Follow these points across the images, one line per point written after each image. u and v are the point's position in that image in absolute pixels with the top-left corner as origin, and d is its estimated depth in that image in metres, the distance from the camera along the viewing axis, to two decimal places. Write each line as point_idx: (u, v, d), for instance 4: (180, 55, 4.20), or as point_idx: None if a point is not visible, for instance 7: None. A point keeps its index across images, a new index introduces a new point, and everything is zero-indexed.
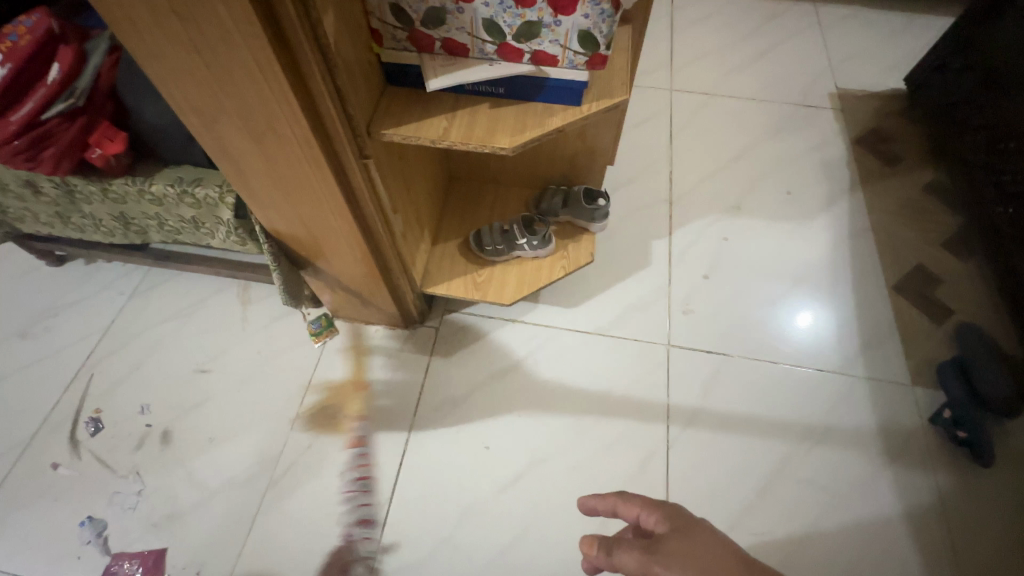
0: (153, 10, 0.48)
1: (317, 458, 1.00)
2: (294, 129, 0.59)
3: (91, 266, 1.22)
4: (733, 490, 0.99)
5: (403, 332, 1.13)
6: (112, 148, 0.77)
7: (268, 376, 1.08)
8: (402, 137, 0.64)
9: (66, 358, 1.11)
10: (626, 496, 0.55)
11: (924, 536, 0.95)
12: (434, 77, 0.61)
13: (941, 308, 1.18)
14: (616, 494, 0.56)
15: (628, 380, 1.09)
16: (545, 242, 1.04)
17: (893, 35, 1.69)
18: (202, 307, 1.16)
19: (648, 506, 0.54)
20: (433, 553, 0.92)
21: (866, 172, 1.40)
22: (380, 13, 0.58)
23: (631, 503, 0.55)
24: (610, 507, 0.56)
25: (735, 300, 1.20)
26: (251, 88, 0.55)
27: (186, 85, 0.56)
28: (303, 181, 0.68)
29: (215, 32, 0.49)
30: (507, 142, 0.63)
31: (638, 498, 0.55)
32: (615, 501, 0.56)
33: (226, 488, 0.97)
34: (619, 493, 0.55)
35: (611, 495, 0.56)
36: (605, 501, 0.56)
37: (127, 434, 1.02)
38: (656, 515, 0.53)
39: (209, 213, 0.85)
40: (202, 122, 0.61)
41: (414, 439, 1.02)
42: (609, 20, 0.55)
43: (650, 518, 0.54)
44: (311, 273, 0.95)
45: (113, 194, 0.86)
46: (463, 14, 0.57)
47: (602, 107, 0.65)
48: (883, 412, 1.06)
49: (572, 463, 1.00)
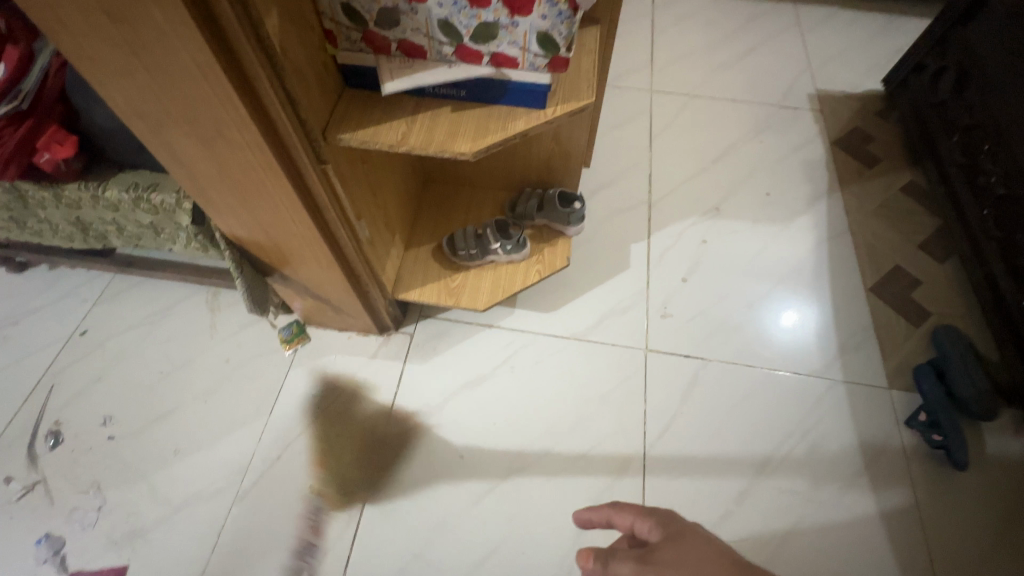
0: (83, 10, 0.45)
1: (286, 470, 0.97)
2: (242, 132, 0.57)
3: (55, 273, 1.19)
4: (710, 497, 0.98)
5: (377, 339, 1.11)
6: (62, 153, 0.75)
7: (236, 385, 1.05)
8: (359, 141, 0.62)
9: (25, 368, 1.07)
10: (619, 506, 0.53)
11: (900, 541, 0.94)
12: (391, 81, 0.59)
13: (918, 310, 1.18)
14: (609, 504, 0.54)
15: (556, 393, 1.06)
16: (520, 246, 1.02)
17: (872, 36, 1.69)
18: (169, 314, 1.13)
19: (642, 514, 0.52)
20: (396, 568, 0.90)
21: (845, 173, 1.39)
22: (332, 13, 0.56)
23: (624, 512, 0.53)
24: (604, 517, 0.54)
25: (713, 303, 1.19)
26: (194, 91, 0.52)
27: (127, 88, 0.54)
28: (259, 186, 0.66)
29: (151, 34, 0.46)
30: (468, 147, 0.61)
31: (631, 508, 0.53)
32: (609, 511, 0.53)
33: (190, 502, 0.94)
34: (614, 504, 0.53)
35: (605, 506, 0.54)
36: (600, 512, 0.54)
37: (90, 447, 0.99)
38: (649, 523, 0.52)
39: (167, 219, 0.82)
40: (148, 126, 0.58)
41: (386, 450, 1.00)
42: (567, 21, 0.53)
43: (644, 526, 0.52)
44: (278, 280, 0.93)
45: (66, 200, 0.82)
46: (417, 15, 0.54)
47: (567, 111, 0.64)
48: (860, 415, 1.05)
49: (547, 473, 0.99)
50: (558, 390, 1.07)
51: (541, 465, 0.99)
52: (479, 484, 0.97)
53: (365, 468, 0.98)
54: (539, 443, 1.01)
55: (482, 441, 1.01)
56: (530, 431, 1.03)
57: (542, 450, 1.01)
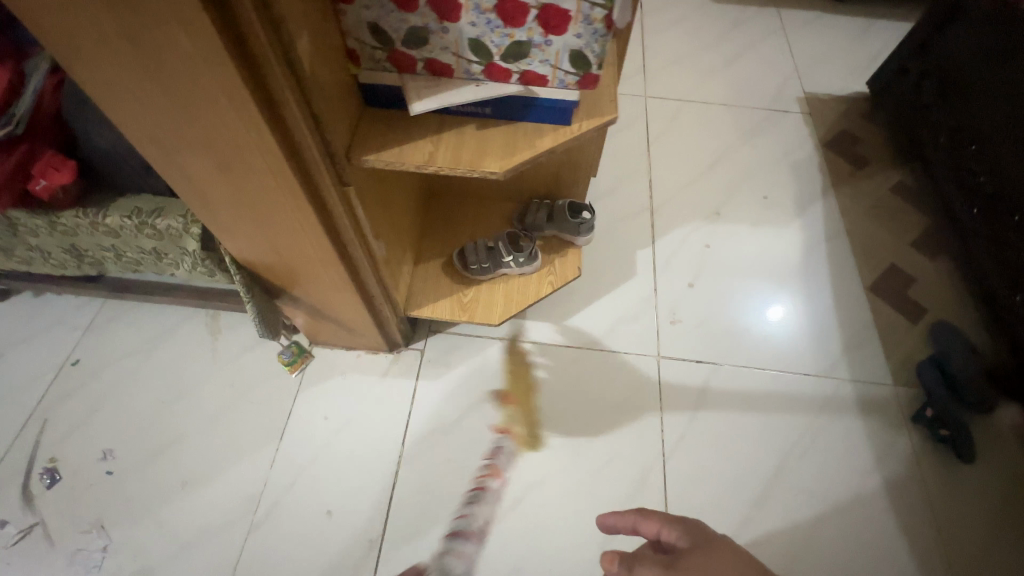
0: (102, 36, 0.43)
1: (301, 497, 0.94)
2: (265, 156, 0.55)
3: (40, 299, 1.13)
4: (730, 502, 0.99)
5: (387, 356, 1.08)
6: (58, 179, 0.70)
7: (243, 410, 1.02)
8: (385, 162, 0.60)
9: (14, 403, 1.01)
10: (645, 512, 0.53)
11: (915, 536, 0.97)
12: (418, 100, 0.57)
13: (916, 306, 1.21)
14: (636, 511, 0.54)
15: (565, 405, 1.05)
16: (531, 258, 1.02)
17: (854, 39, 1.74)
18: (167, 339, 1.09)
19: (668, 522, 0.52)
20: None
21: (838, 174, 1.43)
22: (357, 32, 0.54)
23: (652, 519, 0.53)
24: (630, 523, 0.54)
25: (720, 306, 1.20)
26: (216, 116, 0.50)
27: (143, 113, 0.50)
28: (277, 209, 0.63)
29: (175, 59, 0.44)
30: (497, 166, 0.60)
31: (658, 515, 0.53)
32: (636, 518, 0.53)
33: (201, 537, 0.91)
34: (639, 510, 0.53)
35: (631, 512, 0.54)
36: (626, 518, 0.54)
37: (90, 483, 0.94)
38: (677, 531, 0.52)
39: (172, 245, 0.78)
40: (161, 151, 0.55)
41: (404, 471, 0.97)
42: (601, 40, 0.52)
43: (671, 533, 0.52)
44: (286, 302, 0.89)
45: (61, 227, 0.78)
46: (448, 34, 0.53)
47: (593, 126, 0.63)
48: (869, 413, 1.07)
49: (568, 486, 0.98)
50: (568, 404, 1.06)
51: (562, 479, 0.99)
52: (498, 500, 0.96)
53: (386, 492, 0.96)
54: (559, 456, 1.01)
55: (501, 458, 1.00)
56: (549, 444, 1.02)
57: (562, 463, 1.00)
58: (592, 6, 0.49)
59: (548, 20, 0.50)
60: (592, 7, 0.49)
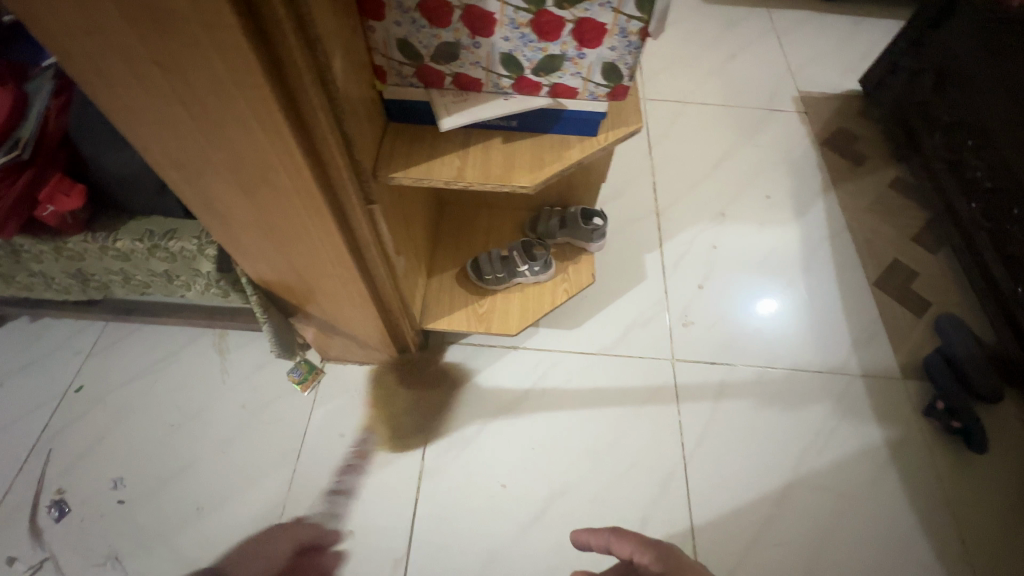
0: (130, 62, 0.40)
1: (321, 518, 0.93)
2: (293, 178, 0.53)
3: (38, 324, 1.09)
4: (752, 503, 0.99)
5: (402, 370, 1.07)
6: (68, 204, 0.67)
7: (257, 432, 0.99)
8: (413, 179, 0.59)
9: (17, 433, 0.98)
10: (618, 534, 0.61)
11: (934, 528, 0.98)
12: (447, 116, 0.56)
13: (920, 300, 1.23)
14: (608, 531, 0.62)
15: (404, 407, 1.03)
16: (546, 266, 1.01)
17: (845, 38, 1.77)
18: (174, 361, 1.06)
19: (642, 546, 0.59)
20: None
21: (837, 172, 1.45)
22: (385, 49, 0.53)
23: (623, 540, 0.61)
24: (603, 542, 0.62)
25: (730, 307, 1.21)
26: (245, 140, 0.48)
27: (167, 139, 0.48)
28: (301, 229, 0.61)
29: (206, 85, 0.42)
30: (528, 179, 0.60)
31: (631, 537, 0.60)
32: (608, 538, 0.62)
33: (221, 565, 0.88)
34: (613, 531, 0.62)
35: (605, 533, 0.62)
36: (599, 537, 0.63)
37: (100, 514, 0.91)
38: (649, 555, 0.58)
39: (185, 266, 0.76)
40: (183, 176, 0.53)
41: (425, 486, 0.96)
42: (635, 52, 0.52)
43: (643, 557, 0.58)
44: (301, 320, 0.87)
45: (68, 252, 0.76)
46: (480, 49, 0.52)
47: (619, 136, 0.63)
48: (882, 407, 1.09)
49: (592, 495, 0.97)
50: (404, 403, 1.03)
51: (584, 486, 0.98)
52: (523, 512, 0.95)
53: (408, 509, 0.94)
54: (580, 463, 1.00)
55: (522, 468, 0.99)
56: (569, 452, 1.01)
57: (584, 471, 1.00)
58: (629, 19, 0.48)
59: (583, 33, 0.50)
60: (629, 20, 0.48)
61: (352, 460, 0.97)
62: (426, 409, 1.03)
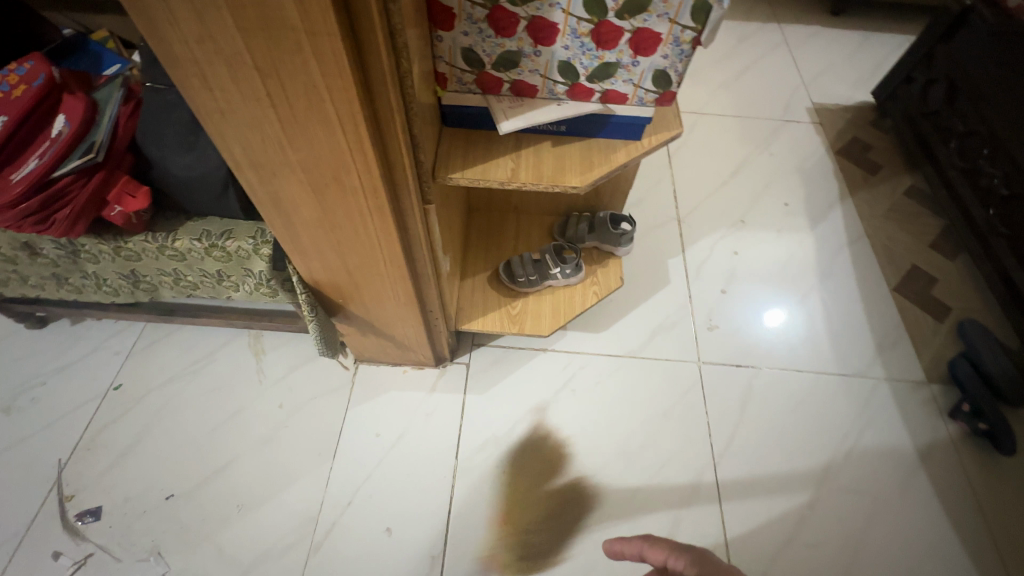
0: (232, 66, 0.44)
1: (359, 517, 0.94)
2: (363, 177, 0.56)
3: (79, 326, 1.12)
4: (783, 504, 1.00)
5: (434, 371, 1.09)
6: (134, 205, 0.71)
7: (273, 432, 1.01)
8: (470, 180, 0.62)
9: (60, 431, 1.00)
10: (651, 539, 0.55)
11: (965, 529, 0.99)
12: (505, 119, 0.60)
13: (941, 306, 1.25)
14: (642, 537, 0.56)
15: (314, 424, 1.02)
16: (577, 270, 1.04)
17: (855, 52, 1.81)
18: (211, 361, 1.08)
19: (675, 550, 0.54)
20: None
21: (853, 180, 1.48)
22: (450, 58, 0.57)
23: (658, 546, 0.55)
24: (636, 550, 0.56)
25: (752, 311, 1.23)
26: (325, 140, 0.51)
27: (251, 141, 0.52)
28: (360, 229, 0.65)
29: (299, 88, 0.46)
30: (578, 180, 0.63)
31: (664, 542, 0.55)
32: (642, 545, 0.55)
33: (263, 561, 0.90)
34: (645, 537, 0.55)
35: (637, 539, 0.55)
36: (632, 545, 0.56)
37: (143, 510, 0.93)
38: (684, 560, 0.54)
39: (238, 266, 0.80)
40: (259, 176, 0.57)
41: (460, 485, 0.98)
42: (685, 60, 0.55)
43: (679, 562, 0.54)
44: (343, 320, 0.90)
45: (127, 252, 0.79)
46: (540, 57, 0.56)
47: (662, 140, 0.66)
48: (907, 410, 1.10)
49: (624, 496, 0.99)
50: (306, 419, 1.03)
51: (617, 487, 0.99)
52: (557, 510, 0.96)
53: (443, 507, 0.96)
54: (612, 464, 1.02)
55: (554, 468, 1.00)
56: (599, 451, 1.03)
57: (616, 472, 1.01)
58: (683, 29, 0.52)
59: (639, 42, 0.53)
60: (683, 30, 0.52)
61: (272, 474, 0.97)
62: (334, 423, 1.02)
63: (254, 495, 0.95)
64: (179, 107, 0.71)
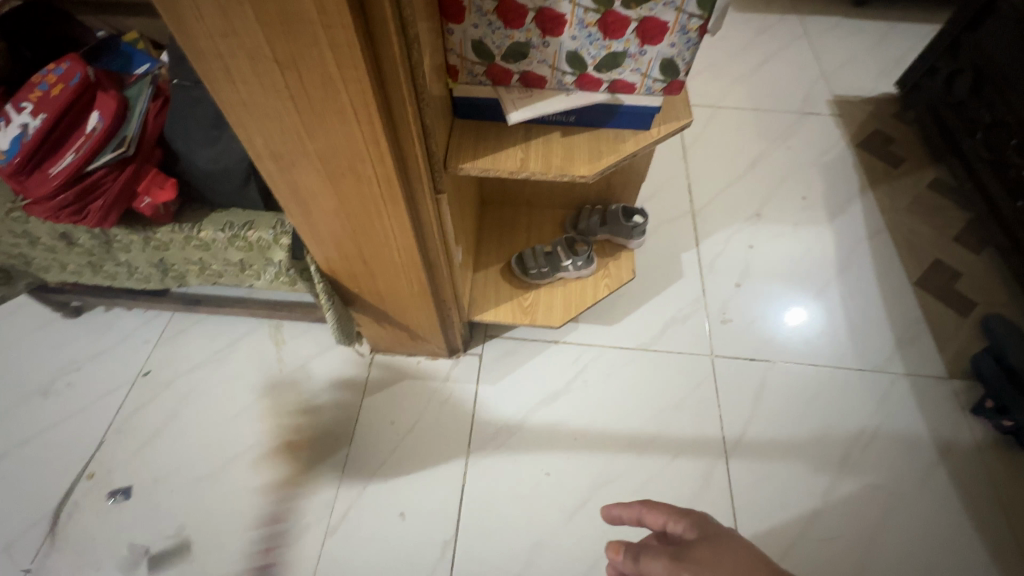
0: (253, 59, 0.46)
1: (374, 501, 0.97)
2: (377, 167, 0.58)
3: (111, 315, 1.17)
4: (796, 498, 0.99)
5: (447, 362, 1.11)
6: (162, 196, 0.75)
7: (293, 418, 1.04)
8: (480, 170, 0.64)
9: (94, 414, 1.05)
10: (651, 504, 0.52)
11: (987, 527, 0.97)
12: (514, 110, 0.61)
13: (965, 300, 1.22)
14: (640, 501, 0.52)
15: (330, 411, 1.05)
16: (589, 262, 1.04)
17: (877, 42, 1.77)
18: (234, 350, 1.12)
19: (675, 513, 0.51)
20: (387, 561, 0.92)
21: (874, 174, 1.45)
22: (460, 50, 0.58)
23: (657, 510, 0.51)
24: (635, 515, 0.52)
25: (767, 305, 1.22)
26: (341, 131, 0.53)
27: (271, 131, 0.54)
28: (375, 218, 0.67)
29: (315, 79, 0.48)
30: (587, 169, 0.64)
31: (663, 506, 0.52)
32: (640, 509, 0.52)
33: (281, 541, 0.93)
34: (644, 500, 0.52)
35: (635, 503, 0.52)
36: (630, 509, 0.52)
37: (170, 490, 0.97)
38: (684, 522, 0.50)
39: (260, 255, 0.83)
40: (279, 167, 0.59)
41: (471, 472, 1.00)
42: (693, 48, 0.56)
43: (678, 525, 0.50)
44: (360, 309, 0.93)
45: (155, 242, 0.83)
46: (548, 48, 0.57)
47: (671, 129, 0.66)
48: (927, 406, 1.08)
49: (635, 487, 0.99)
50: (324, 407, 1.06)
51: (627, 478, 1.00)
52: (566, 499, 0.98)
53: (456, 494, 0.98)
54: (622, 454, 1.02)
55: (564, 458, 1.02)
56: (610, 442, 1.03)
57: (627, 463, 1.02)
58: (690, 17, 0.52)
59: (646, 31, 0.54)
60: (690, 18, 0.52)
61: (291, 458, 1.00)
62: (350, 412, 1.05)
63: (274, 476, 0.99)
64: (203, 102, 0.74)
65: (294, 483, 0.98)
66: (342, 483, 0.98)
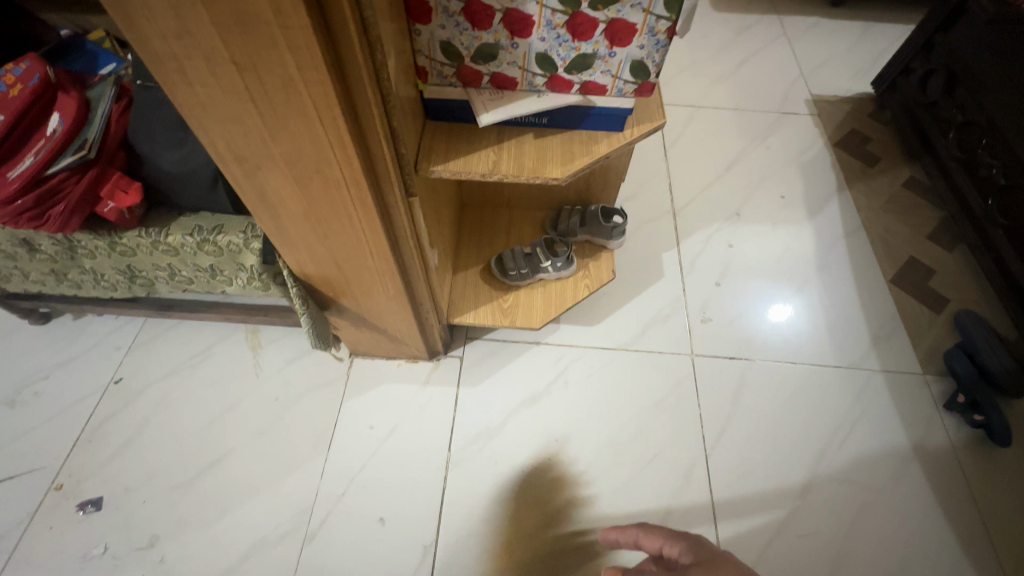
0: (210, 61, 0.45)
1: (353, 507, 0.95)
2: (345, 171, 0.57)
3: (80, 321, 1.14)
4: (775, 493, 1.01)
5: (428, 364, 1.11)
6: (126, 200, 0.73)
7: (270, 424, 1.03)
8: (452, 172, 0.63)
9: (62, 424, 1.02)
10: (647, 528, 0.58)
11: (960, 521, 0.98)
12: (485, 112, 0.60)
13: (939, 297, 1.24)
14: (637, 526, 0.59)
15: (309, 417, 1.04)
16: (568, 262, 1.04)
17: (854, 43, 1.80)
18: (209, 356, 1.10)
19: (670, 537, 0.56)
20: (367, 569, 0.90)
21: (851, 173, 1.47)
22: (429, 51, 0.58)
23: (652, 534, 0.58)
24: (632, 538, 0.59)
25: (746, 304, 1.23)
26: (305, 134, 0.52)
27: (233, 135, 0.53)
28: (345, 222, 0.65)
29: (276, 81, 0.47)
30: (560, 172, 0.64)
31: (659, 532, 0.58)
32: (637, 533, 0.59)
33: (258, 550, 0.91)
34: (641, 525, 0.59)
35: (632, 527, 0.59)
36: (628, 533, 0.59)
37: (143, 500, 0.95)
38: (678, 546, 0.55)
39: (230, 260, 0.81)
40: (244, 170, 0.58)
41: (453, 477, 0.99)
42: (662, 50, 0.56)
43: (672, 549, 0.55)
44: (335, 313, 0.91)
45: (122, 248, 0.81)
46: (517, 49, 0.57)
47: (644, 131, 0.66)
48: (901, 402, 1.10)
49: (616, 487, 0.99)
50: (302, 413, 1.04)
51: (608, 478, 1.00)
52: (548, 501, 0.97)
53: (436, 498, 0.97)
54: (604, 455, 1.02)
55: (545, 460, 1.01)
56: (591, 443, 1.04)
57: (608, 463, 1.02)
58: (658, 19, 0.52)
59: (614, 33, 0.54)
60: (657, 20, 0.52)
61: (269, 465, 0.99)
62: (329, 418, 1.04)
63: (250, 484, 0.97)
64: (167, 104, 0.72)
65: (271, 490, 0.96)
66: (320, 490, 0.97)
